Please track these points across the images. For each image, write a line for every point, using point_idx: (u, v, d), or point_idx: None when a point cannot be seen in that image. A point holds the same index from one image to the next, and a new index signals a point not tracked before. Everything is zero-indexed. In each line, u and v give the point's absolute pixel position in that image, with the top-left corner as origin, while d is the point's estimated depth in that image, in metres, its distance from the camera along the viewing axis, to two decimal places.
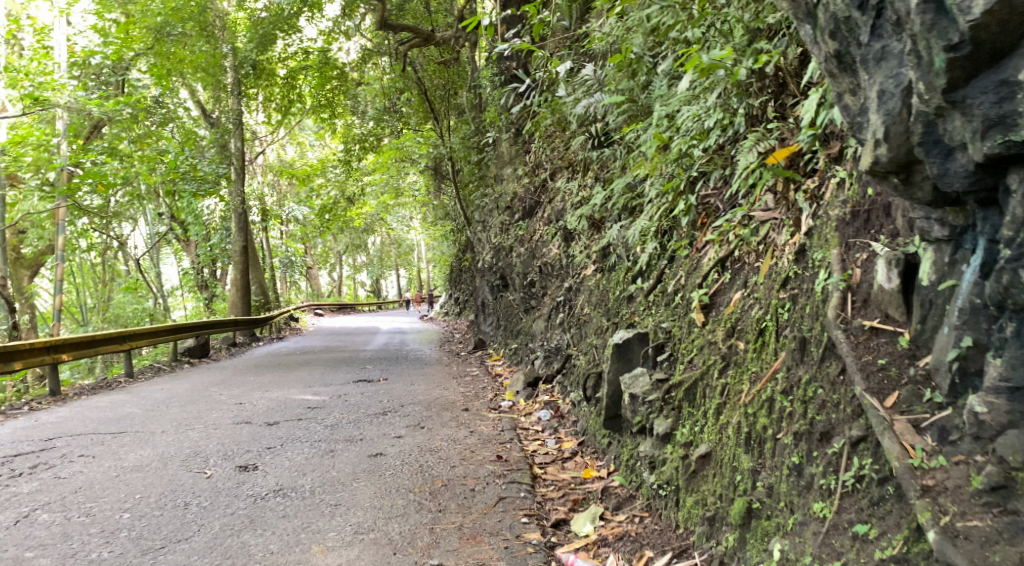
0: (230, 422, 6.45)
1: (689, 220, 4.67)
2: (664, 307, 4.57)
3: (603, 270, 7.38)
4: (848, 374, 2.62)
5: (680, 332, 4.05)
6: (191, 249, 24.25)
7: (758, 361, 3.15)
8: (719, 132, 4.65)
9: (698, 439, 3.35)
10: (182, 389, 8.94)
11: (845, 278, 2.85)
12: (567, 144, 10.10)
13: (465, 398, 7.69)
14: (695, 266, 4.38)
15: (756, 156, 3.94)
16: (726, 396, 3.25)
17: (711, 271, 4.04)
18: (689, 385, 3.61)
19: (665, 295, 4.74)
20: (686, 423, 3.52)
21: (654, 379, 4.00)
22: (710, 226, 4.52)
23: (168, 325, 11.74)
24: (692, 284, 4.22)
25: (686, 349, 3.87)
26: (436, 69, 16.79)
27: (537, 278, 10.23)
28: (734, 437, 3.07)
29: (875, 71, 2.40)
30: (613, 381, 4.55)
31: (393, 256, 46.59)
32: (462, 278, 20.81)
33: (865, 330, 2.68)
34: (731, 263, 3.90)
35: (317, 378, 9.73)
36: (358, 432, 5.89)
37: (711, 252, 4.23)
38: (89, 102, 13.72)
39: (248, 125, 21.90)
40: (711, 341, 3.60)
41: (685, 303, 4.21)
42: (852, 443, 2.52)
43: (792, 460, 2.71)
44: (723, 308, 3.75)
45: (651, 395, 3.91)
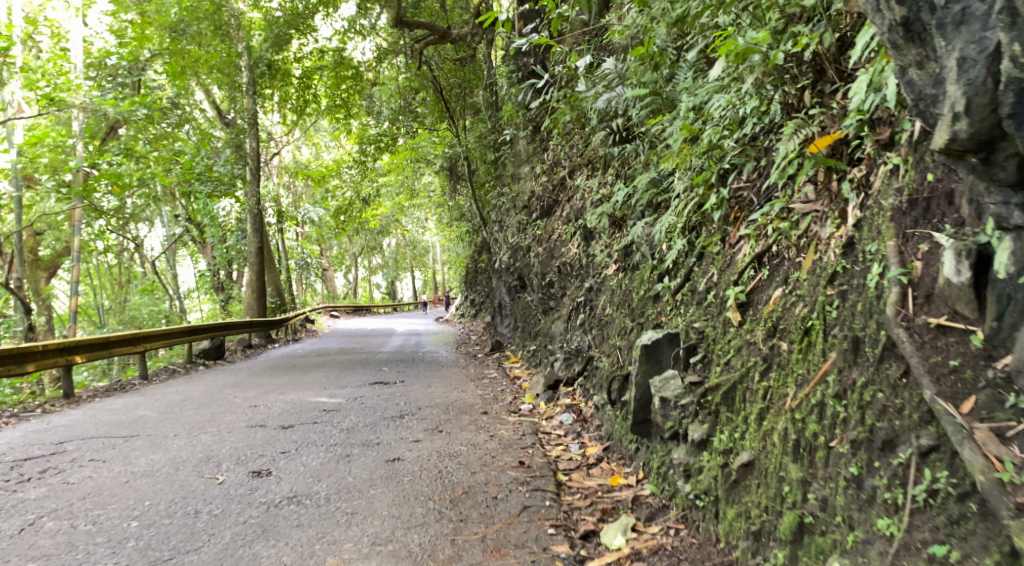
0: (244, 425, 6.31)
1: (721, 215, 4.52)
2: (695, 307, 4.39)
3: (626, 268, 7.20)
4: (916, 376, 2.53)
5: (715, 333, 3.91)
6: (207, 251, 24.26)
7: (804, 363, 3.07)
8: (754, 121, 4.47)
9: (738, 446, 3.26)
10: (197, 390, 8.85)
11: (906, 271, 2.72)
12: (586, 140, 9.92)
13: (483, 401, 7.53)
14: (729, 265, 4.22)
15: (797, 144, 3.74)
16: (770, 400, 3.17)
17: (747, 268, 3.86)
18: (727, 389, 3.50)
19: (695, 295, 4.59)
20: (725, 429, 3.41)
21: (687, 383, 3.86)
22: (743, 221, 4.35)
23: (183, 327, 11.65)
24: (726, 282, 4.05)
25: (722, 352, 3.73)
26: (452, 68, 16.75)
27: (555, 278, 10.05)
28: (779, 445, 3.00)
29: (955, 36, 2.30)
30: (641, 384, 4.34)
31: (407, 258, 46.53)
32: (478, 279, 20.68)
33: (930, 328, 2.56)
34: (769, 259, 3.73)
35: (333, 380, 9.59)
36: (375, 436, 5.72)
37: (745, 249, 4.06)
38: (104, 103, 13.70)
39: (263, 127, 21.89)
40: (750, 341, 3.50)
41: (719, 302, 4.03)
42: (921, 453, 2.44)
43: (849, 471, 2.64)
44: (762, 307, 3.58)
45: (684, 399, 3.79)
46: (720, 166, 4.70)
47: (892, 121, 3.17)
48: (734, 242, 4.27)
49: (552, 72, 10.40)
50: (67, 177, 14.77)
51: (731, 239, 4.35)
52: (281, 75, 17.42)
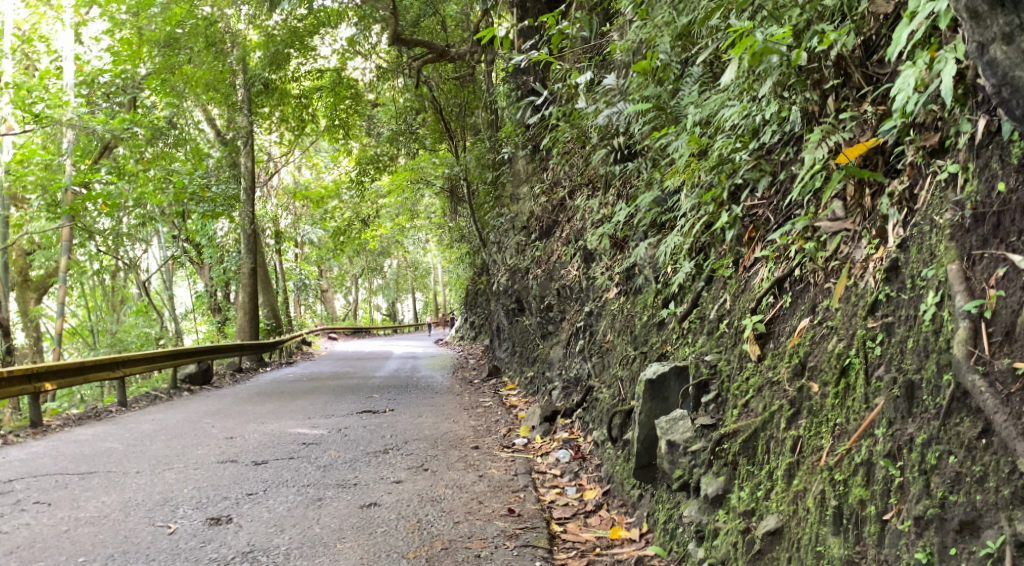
0: (213, 461, 5.82)
1: (734, 235, 4.08)
2: (706, 337, 3.94)
3: (628, 292, 6.73)
4: (1003, 439, 2.06)
5: (728, 368, 3.46)
6: (205, 272, 23.89)
7: (842, 411, 2.65)
8: (771, 132, 4.03)
9: (761, 508, 2.84)
10: (175, 419, 8.35)
11: (979, 304, 2.26)
12: (586, 159, 9.51)
13: (475, 433, 7.02)
14: (744, 290, 3.75)
15: (825, 152, 3.26)
16: (800, 453, 2.75)
17: (767, 295, 3.40)
18: (747, 437, 3.08)
19: (705, 323, 4.14)
20: (745, 485, 2.99)
21: (697, 426, 3.41)
22: (759, 242, 3.92)
23: (166, 351, 11.14)
24: (742, 309, 3.59)
25: (739, 393, 3.28)
26: (452, 88, 16.54)
27: (554, 302, 9.58)
28: (814, 511, 2.58)
29: None
30: (644, 424, 3.86)
31: (409, 280, 46.10)
32: (478, 302, 20.20)
33: (1016, 374, 2.10)
34: (791, 284, 3.27)
35: (320, 407, 9.11)
36: (352, 475, 5.23)
37: (763, 273, 3.61)
38: (93, 121, 13.37)
39: (262, 147, 21.59)
40: (773, 380, 3.06)
41: (734, 333, 3.57)
42: (1017, 543, 1.97)
43: (916, 557, 2.19)
44: (785, 340, 3.13)
45: (694, 445, 3.36)
46: (732, 182, 4.27)
47: (938, 125, 2.75)
48: (749, 265, 3.84)
49: (551, 89, 10.03)
50: (56, 196, 14.39)
51: (745, 262, 3.91)
52: (280, 95, 17.12)
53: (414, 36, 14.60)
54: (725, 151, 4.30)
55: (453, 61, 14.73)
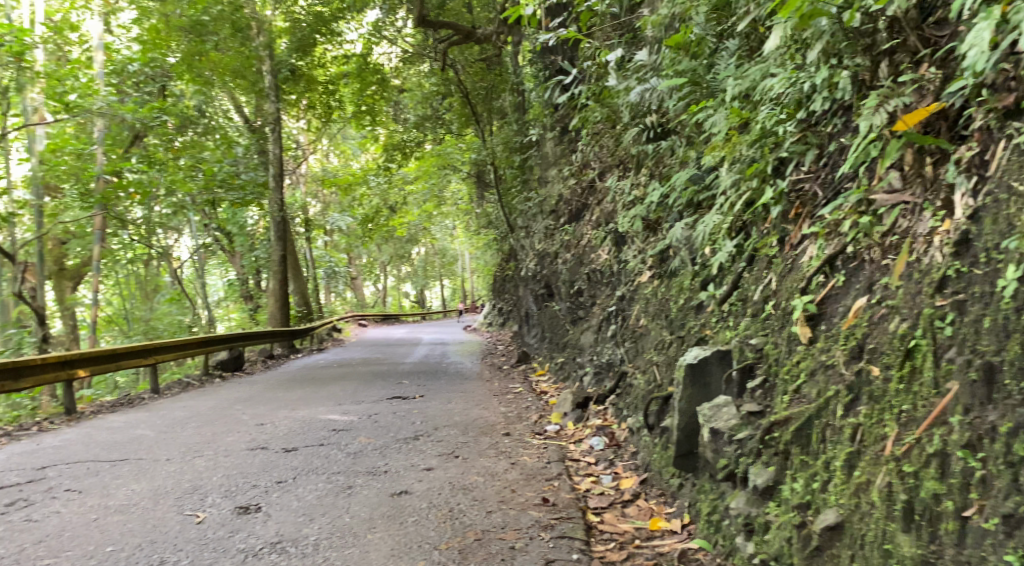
0: (243, 448, 5.76)
1: (779, 211, 3.87)
2: (750, 319, 3.78)
3: (662, 275, 6.56)
4: None
5: (774, 350, 3.35)
6: (236, 260, 24.07)
7: (908, 397, 2.60)
8: (820, 99, 3.83)
9: (818, 501, 2.77)
10: (206, 406, 8.35)
11: None
12: (617, 139, 9.29)
13: (506, 420, 6.90)
14: (790, 268, 3.58)
15: (884, 118, 3.06)
16: (861, 443, 2.70)
17: (817, 274, 3.26)
18: (800, 425, 3.00)
19: (748, 306, 3.94)
20: (798, 476, 2.92)
21: (743, 413, 3.30)
22: (806, 220, 3.71)
23: (198, 338, 11.18)
24: (789, 290, 3.43)
25: (789, 377, 3.19)
26: (478, 71, 16.33)
27: (585, 286, 9.41)
28: (880, 506, 2.53)
29: None
30: (684, 411, 3.72)
31: (436, 266, 46.07)
32: (506, 288, 20.06)
33: None
34: (844, 261, 3.16)
35: (350, 394, 9.05)
36: (383, 462, 5.13)
37: (810, 250, 3.47)
38: (123, 108, 13.40)
39: (289, 134, 21.60)
40: (827, 364, 2.99)
41: (780, 313, 3.45)
42: None
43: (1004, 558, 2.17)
44: (839, 321, 3.05)
45: (741, 433, 3.25)
46: (778, 155, 4.09)
47: (1011, 85, 2.71)
48: (795, 242, 3.65)
49: (580, 68, 9.81)
50: (88, 184, 14.46)
51: (791, 240, 3.73)
52: (307, 81, 17.08)
53: (440, 18, 14.42)
54: (769, 122, 4.13)
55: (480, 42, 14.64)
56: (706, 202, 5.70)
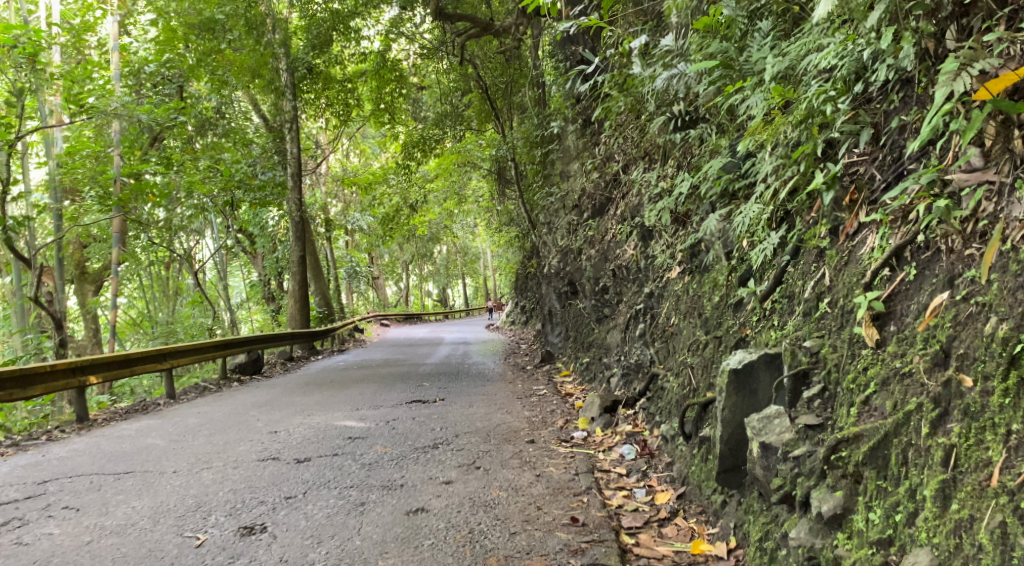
0: (254, 459, 5.49)
1: (831, 198, 3.54)
2: (801, 319, 3.48)
3: (694, 271, 6.19)
4: None
5: (835, 355, 3.17)
6: (258, 261, 23.94)
7: (1015, 416, 2.43)
8: (881, 68, 3.41)
9: (905, 535, 2.61)
10: (221, 412, 8.11)
11: None
12: (642, 129, 8.90)
13: (529, 425, 6.56)
14: (847, 263, 3.34)
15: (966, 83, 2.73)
16: (958, 468, 2.53)
17: (882, 269, 3.11)
18: (875, 442, 2.82)
19: (796, 305, 3.58)
20: (875, 502, 2.76)
21: (800, 426, 3.16)
22: (864, 207, 3.38)
23: (214, 342, 10.97)
24: (852, 283, 3.24)
25: (856, 385, 3.02)
26: (497, 65, 15.95)
27: (610, 283, 9.04)
28: (990, 549, 2.37)
29: None
30: (728, 421, 3.52)
31: (458, 265, 45.68)
32: (529, 286, 19.69)
33: None
34: (915, 253, 2.99)
35: (368, 398, 8.75)
36: (400, 474, 4.83)
37: (871, 241, 3.26)
38: (137, 109, 13.22)
39: (308, 133, 21.37)
40: (904, 372, 2.82)
41: (840, 311, 3.25)
42: None
43: None
44: (916, 320, 2.88)
45: (797, 450, 3.11)
46: (828, 135, 3.70)
47: None
48: (852, 233, 3.39)
49: (602, 57, 9.43)
50: (106, 187, 14.34)
51: (845, 229, 3.45)
52: (324, 79, 16.84)
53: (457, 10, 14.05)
54: (818, 99, 3.72)
55: (498, 35, 14.29)
56: (743, 191, 5.30)
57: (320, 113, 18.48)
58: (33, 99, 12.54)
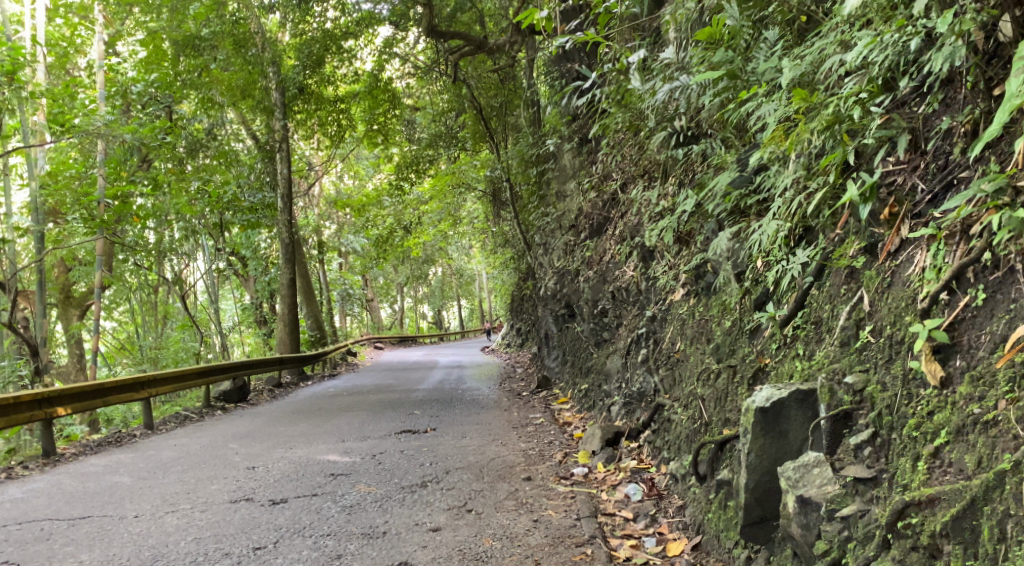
0: (224, 500, 5.03)
1: (868, 210, 3.21)
2: (838, 348, 3.24)
3: (699, 293, 5.81)
4: None
5: (885, 395, 2.92)
6: (250, 284, 23.44)
7: None
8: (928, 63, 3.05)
9: None
10: (199, 445, 7.65)
11: None
12: (640, 146, 8.55)
13: (526, 459, 6.11)
14: (890, 287, 3.07)
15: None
16: None
17: (941, 292, 2.82)
18: (961, 511, 2.47)
19: (835, 336, 3.30)
20: None
21: (848, 480, 2.90)
22: (908, 223, 3.08)
23: (196, 369, 10.50)
24: (905, 310, 2.94)
25: (920, 434, 2.73)
26: (492, 86, 15.61)
27: (609, 306, 8.63)
28: None
29: None
30: (755, 468, 3.29)
31: (454, 287, 45.12)
32: (525, 308, 19.26)
33: None
34: (983, 278, 2.71)
35: (355, 428, 8.27)
36: (382, 520, 4.39)
37: (921, 260, 2.96)
38: (121, 128, 12.78)
39: (300, 155, 21.00)
40: (990, 424, 2.51)
41: (887, 342, 2.99)
42: None
43: None
44: (990, 354, 2.60)
45: (846, 508, 2.84)
46: (859, 141, 3.38)
47: None
48: (894, 250, 3.11)
49: (598, 73, 9.09)
50: (90, 208, 13.82)
51: (886, 246, 3.16)
52: (316, 99, 16.47)
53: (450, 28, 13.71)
54: (847, 102, 3.42)
55: (492, 53, 13.95)
56: (755, 208, 4.92)
57: (311, 134, 18.12)
58: (14, 118, 12.11)
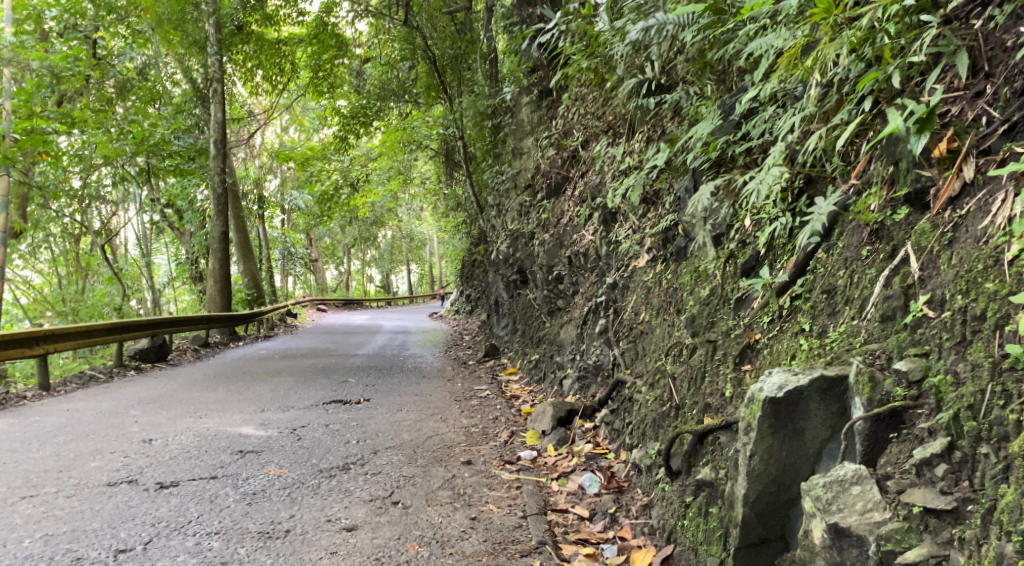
0: (100, 481, 4.21)
1: (920, 146, 2.79)
2: (879, 325, 2.75)
3: (667, 258, 5.14)
4: None
5: (967, 393, 2.40)
6: (185, 238, 21.93)
7: None
8: None
9: None
10: (97, 410, 6.72)
11: None
12: (605, 99, 7.82)
13: (467, 438, 5.41)
14: (952, 245, 2.62)
15: None
16: None
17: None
18: None
19: (883, 316, 2.75)
20: None
21: (924, 507, 2.37)
22: (975, 164, 2.67)
23: (106, 325, 9.43)
24: (981, 274, 2.48)
25: None
26: (449, 36, 14.36)
27: (565, 272, 7.93)
28: None
29: None
30: (757, 475, 2.79)
31: (404, 251, 43.69)
32: (475, 274, 18.47)
33: None
34: None
35: (280, 397, 7.44)
36: (287, 513, 3.64)
37: (1004, 210, 2.50)
38: (29, 53, 11.43)
39: (239, 101, 19.53)
40: None
41: (956, 318, 2.51)
42: None
43: None
44: None
45: (916, 554, 2.33)
46: (904, 61, 2.88)
47: None
48: (956, 198, 2.68)
49: (563, 14, 8.24)
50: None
51: (945, 194, 2.72)
52: (255, 40, 15.21)
53: None
54: (887, 14, 2.93)
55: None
56: (741, 161, 4.20)
57: (252, 79, 16.81)
58: None
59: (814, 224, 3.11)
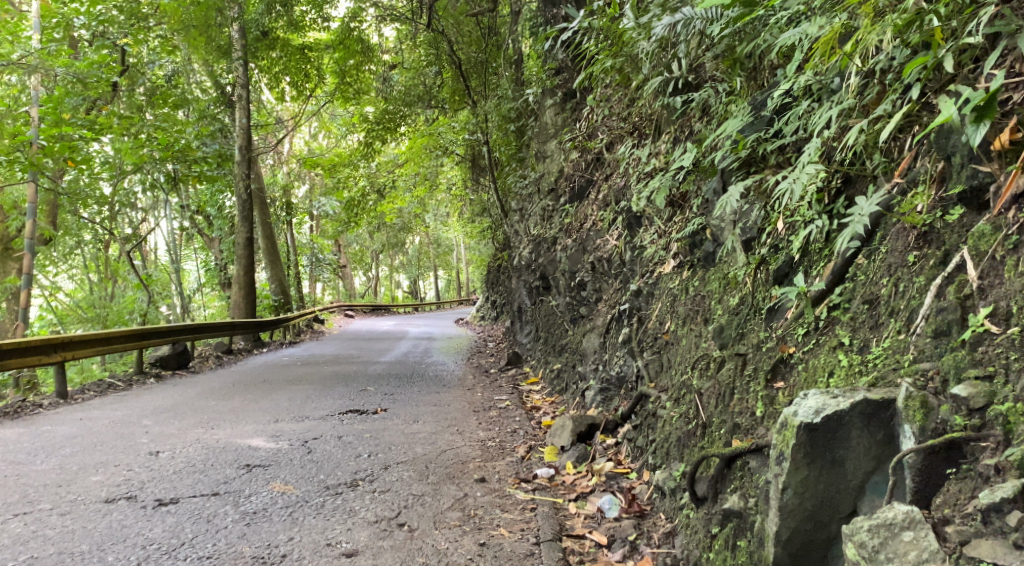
0: (97, 497, 4.06)
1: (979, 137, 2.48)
2: (931, 341, 2.50)
3: (694, 264, 4.86)
4: None
5: None
6: (214, 245, 22.06)
7: None
8: None
9: None
10: (110, 420, 6.61)
11: None
12: (630, 100, 7.56)
13: (484, 452, 5.18)
14: (1018, 249, 2.37)
15: None
16: None
17: None
18: None
19: (937, 332, 2.49)
20: None
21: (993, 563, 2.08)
22: None
23: (127, 332, 9.36)
24: None
25: None
26: (474, 39, 14.14)
27: (588, 278, 7.67)
28: None
29: None
30: (790, 509, 2.55)
31: (431, 257, 43.65)
32: (500, 280, 18.26)
33: None
34: None
35: (296, 406, 7.28)
36: (285, 535, 3.49)
37: None
38: (54, 60, 11.45)
39: (265, 108, 19.56)
40: None
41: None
42: None
43: None
44: None
45: None
46: (958, 43, 2.61)
47: None
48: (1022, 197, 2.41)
49: (586, 13, 8.00)
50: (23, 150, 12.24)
51: (1006, 195, 2.46)
52: (281, 46, 15.17)
53: None
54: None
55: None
56: (773, 161, 3.94)
57: (278, 85, 16.79)
58: None
59: (855, 227, 2.87)
